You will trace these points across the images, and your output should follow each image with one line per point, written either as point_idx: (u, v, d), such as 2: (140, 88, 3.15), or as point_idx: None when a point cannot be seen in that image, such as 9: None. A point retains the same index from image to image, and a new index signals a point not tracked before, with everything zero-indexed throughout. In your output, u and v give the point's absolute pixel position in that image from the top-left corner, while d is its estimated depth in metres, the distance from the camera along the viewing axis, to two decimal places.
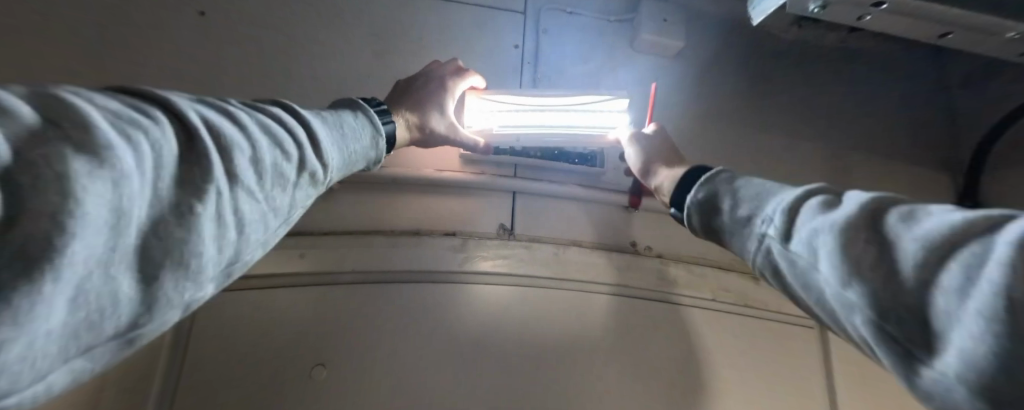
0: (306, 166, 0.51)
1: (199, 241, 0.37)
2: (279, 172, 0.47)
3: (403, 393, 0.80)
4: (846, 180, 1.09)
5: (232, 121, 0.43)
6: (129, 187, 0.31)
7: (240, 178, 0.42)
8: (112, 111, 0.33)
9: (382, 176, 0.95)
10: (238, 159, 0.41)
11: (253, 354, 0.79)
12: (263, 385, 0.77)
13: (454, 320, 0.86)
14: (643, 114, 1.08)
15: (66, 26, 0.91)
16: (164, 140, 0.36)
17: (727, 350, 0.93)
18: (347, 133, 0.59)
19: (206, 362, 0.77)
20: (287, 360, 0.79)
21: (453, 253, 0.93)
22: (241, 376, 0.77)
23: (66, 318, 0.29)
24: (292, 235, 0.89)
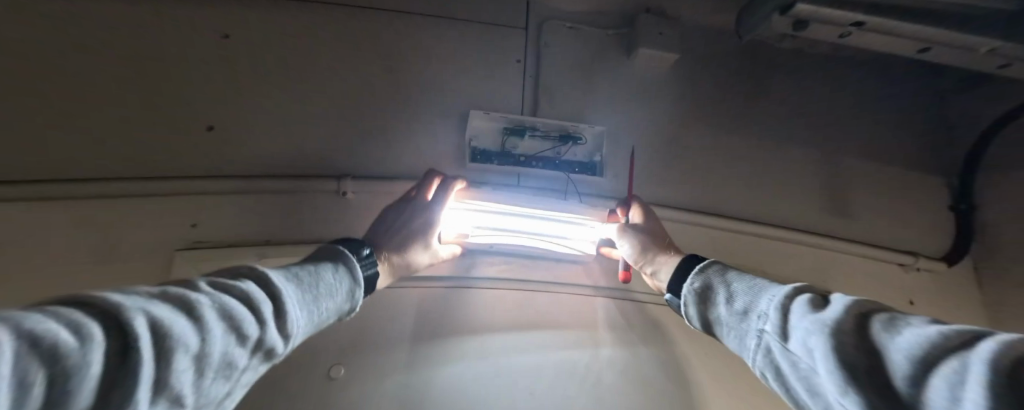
0: (290, 325, 0.51)
1: None
2: (229, 362, 0.42)
3: (415, 390, 0.85)
4: (839, 183, 1.14)
5: (192, 309, 0.41)
6: None
7: (226, 354, 0.42)
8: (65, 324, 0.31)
9: (394, 188, 1.01)
10: (184, 357, 0.37)
11: None
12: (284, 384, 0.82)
13: (460, 321, 0.92)
14: (638, 123, 1.15)
15: (113, 48, 1.01)
16: (113, 346, 0.33)
17: (716, 350, 0.98)
18: (328, 288, 0.58)
19: None
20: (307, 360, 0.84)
21: (459, 258, 0.97)
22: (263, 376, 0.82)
23: None
24: (312, 243, 0.97)
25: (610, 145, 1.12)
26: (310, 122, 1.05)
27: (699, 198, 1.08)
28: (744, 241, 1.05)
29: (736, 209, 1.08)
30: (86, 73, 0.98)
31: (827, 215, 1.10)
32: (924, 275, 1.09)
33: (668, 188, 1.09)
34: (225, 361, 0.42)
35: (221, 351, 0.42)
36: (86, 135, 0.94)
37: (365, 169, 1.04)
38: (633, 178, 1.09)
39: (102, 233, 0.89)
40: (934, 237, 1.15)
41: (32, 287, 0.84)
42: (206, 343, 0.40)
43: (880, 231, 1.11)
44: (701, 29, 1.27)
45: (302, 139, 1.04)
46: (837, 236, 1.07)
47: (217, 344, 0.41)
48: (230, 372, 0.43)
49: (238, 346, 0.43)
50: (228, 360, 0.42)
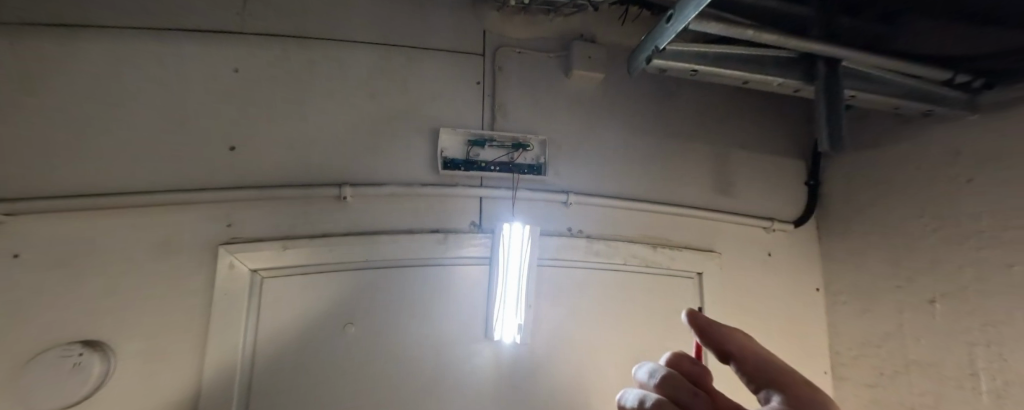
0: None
1: None
2: None
3: (406, 343, 1.24)
4: (722, 170, 1.51)
5: None
6: None
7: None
8: None
9: (383, 191, 1.33)
10: None
11: (304, 317, 1.21)
12: (314, 337, 1.19)
13: (437, 291, 1.29)
14: (574, 130, 1.48)
15: (143, 82, 1.26)
16: None
17: (624, 297, 1.37)
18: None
19: (272, 324, 1.19)
20: (328, 317, 1.22)
21: (437, 243, 1.32)
22: (297, 332, 1.19)
23: None
24: (324, 236, 1.28)
25: (553, 149, 1.44)
26: (318, 143, 1.35)
27: (613, 187, 1.43)
28: (645, 217, 1.43)
29: (641, 194, 1.44)
30: (124, 107, 1.23)
31: (713, 196, 1.46)
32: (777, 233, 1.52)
33: (594, 181, 1.43)
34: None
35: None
36: (132, 156, 1.21)
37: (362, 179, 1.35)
38: (568, 175, 1.43)
39: (165, 239, 1.19)
40: (787, 203, 1.57)
41: (113, 277, 1.14)
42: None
43: (748, 203, 1.52)
44: (622, 51, 1.60)
45: (313, 157, 1.34)
46: (722, 211, 1.43)
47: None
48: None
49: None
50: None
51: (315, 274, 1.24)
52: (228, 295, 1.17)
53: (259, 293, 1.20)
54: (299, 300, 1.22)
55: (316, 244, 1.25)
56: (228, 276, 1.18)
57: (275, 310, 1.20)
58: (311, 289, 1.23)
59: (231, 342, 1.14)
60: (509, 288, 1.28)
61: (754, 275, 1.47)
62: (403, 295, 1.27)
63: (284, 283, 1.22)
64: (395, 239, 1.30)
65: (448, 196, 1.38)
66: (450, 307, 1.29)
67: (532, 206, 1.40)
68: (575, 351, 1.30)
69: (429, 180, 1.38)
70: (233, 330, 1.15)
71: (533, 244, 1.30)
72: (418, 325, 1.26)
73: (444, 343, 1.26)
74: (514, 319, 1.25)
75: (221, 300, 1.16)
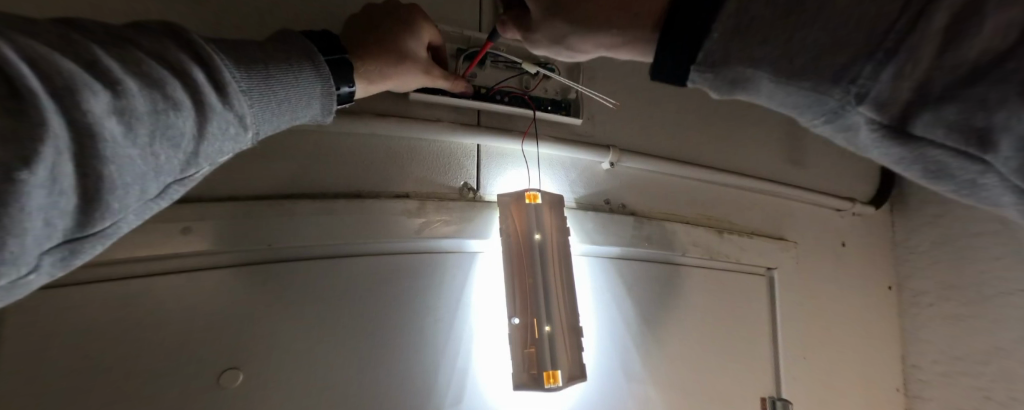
0: (166, 180, 0.35)
1: (121, 182, 0.30)
2: (191, 157, 0.36)
3: (341, 394, 0.71)
4: (769, 130, 1.21)
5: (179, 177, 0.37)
6: (111, 145, 0.29)
7: (36, 258, 0.28)
8: (131, 129, 0.30)
9: (305, 123, 0.75)
10: (158, 145, 0.32)
11: (149, 357, 0.63)
12: (169, 394, 0.63)
13: (395, 299, 0.78)
14: (606, 59, 1.03)
15: None
16: (174, 127, 0.33)
17: (681, 301, 0.98)
18: (296, 106, 0.49)
19: (76, 373, 0.59)
20: (200, 353, 0.65)
21: (405, 218, 0.79)
22: (131, 387, 0.61)
23: (66, 217, 0.29)
24: (196, 202, 0.68)
25: (585, 81, 0.99)
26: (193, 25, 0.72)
27: (650, 142, 1.04)
28: (694, 187, 1.06)
29: (685, 154, 1.07)
30: None
31: (759, 162, 1.17)
32: (824, 209, 1.25)
33: (632, 133, 1.02)
34: (151, 110, 0.31)
35: (36, 223, 0.27)
36: None
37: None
38: (598, 121, 0.99)
39: None
40: (835, 172, 1.32)
41: None
42: (37, 172, 0.25)
43: (799, 174, 1.23)
44: None
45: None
46: (776, 181, 1.14)
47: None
48: (133, 160, 0.31)
49: (143, 97, 0.31)
50: (19, 275, 0.28)
51: (185, 271, 0.67)
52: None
53: (49, 313, 0.59)
54: (138, 323, 0.63)
55: (179, 217, 0.66)
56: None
57: (87, 344, 0.60)
58: (168, 301, 0.65)
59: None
60: (518, 293, 0.80)
61: (808, 262, 1.18)
62: (342, 307, 0.74)
63: (114, 290, 0.63)
64: (329, 212, 0.75)
65: (421, 141, 0.85)
66: (421, 323, 0.78)
67: (552, 163, 0.94)
68: (628, 387, 0.88)
69: (396, 111, 0.84)
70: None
71: (553, 224, 0.84)
72: (368, 358, 0.74)
73: (413, 385, 0.76)
74: (519, 344, 0.78)
75: None
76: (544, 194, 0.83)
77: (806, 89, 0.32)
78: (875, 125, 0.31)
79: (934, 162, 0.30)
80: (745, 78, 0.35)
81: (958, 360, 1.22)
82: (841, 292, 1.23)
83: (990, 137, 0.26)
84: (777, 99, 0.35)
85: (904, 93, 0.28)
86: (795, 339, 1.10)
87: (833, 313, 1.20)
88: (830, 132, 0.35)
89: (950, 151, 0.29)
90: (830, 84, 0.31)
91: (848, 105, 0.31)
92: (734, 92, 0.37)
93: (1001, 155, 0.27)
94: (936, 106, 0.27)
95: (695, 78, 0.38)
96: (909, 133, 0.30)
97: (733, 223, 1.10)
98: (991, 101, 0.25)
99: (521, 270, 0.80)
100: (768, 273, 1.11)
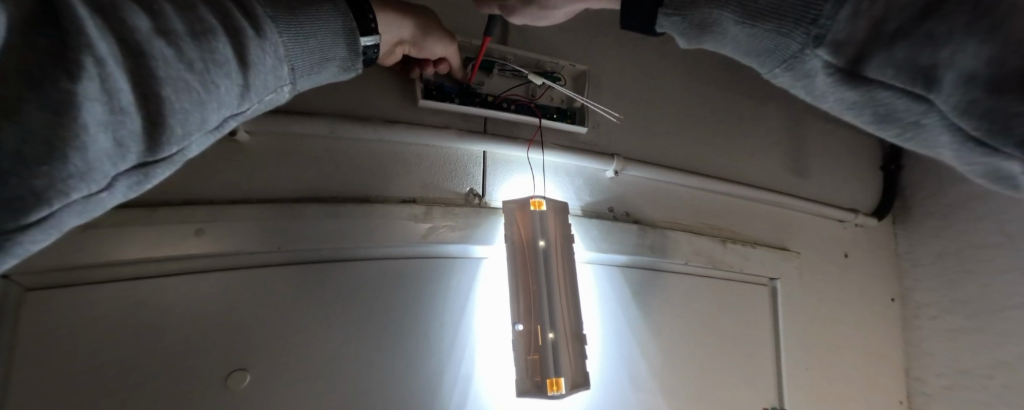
0: (225, 114, 0.36)
1: (180, 106, 0.31)
2: (246, 87, 0.36)
3: (345, 396, 0.71)
4: (773, 142, 1.22)
5: (238, 110, 0.37)
6: (159, 69, 0.30)
7: (111, 178, 0.30)
8: (177, 51, 0.30)
9: (316, 128, 0.76)
10: (213, 74, 0.33)
11: (157, 357, 0.63)
12: (175, 392, 0.63)
13: (400, 302, 0.79)
14: (613, 71, 1.05)
15: None
16: (219, 53, 0.33)
17: (683, 311, 0.98)
18: (329, 48, 0.48)
19: (82, 369, 0.60)
20: (206, 357, 0.65)
21: (412, 223, 0.80)
22: (136, 385, 0.62)
23: (136, 139, 0.30)
24: (209, 204, 0.69)
25: (590, 90, 1.00)
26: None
27: (655, 151, 1.05)
28: (697, 196, 1.07)
29: (689, 164, 1.08)
30: None
31: (763, 173, 1.17)
32: (827, 220, 1.26)
33: (638, 142, 1.03)
34: (190, 34, 0.31)
35: (99, 142, 0.27)
36: None
37: (292, 106, 0.77)
38: (605, 130, 1.00)
39: None
40: (838, 184, 1.33)
41: None
42: (81, 85, 0.26)
43: (802, 185, 1.24)
44: None
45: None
46: (779, 192, 1.15)
47: (64, 196, 0.27)
48: (188, 84, 0.31)
49: (178, 19, 0.31)
50: (95, 193, 0.29)
51: (195, 272, 0.68)
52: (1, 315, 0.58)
53: (60, 309, 0.61)
54: (149, 320, 0.64)
55: (192, 218, 0.67)
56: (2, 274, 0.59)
57: (96, 340, 0.61)
58: (177, 303, 0.66)
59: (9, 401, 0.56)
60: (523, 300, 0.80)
61: (810, 273, 1.19)
62: (350, 312, 0.75)
63: (127, 290, 0.64)
64: (337, 216, 0.76)
65: (428, 146, 0.86)
66: (427, 327, 0.79)
67: (557, 171, 0.95)
68: (629, 395, 0.88)
69: (405, 118, 0.85)
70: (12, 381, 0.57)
71: (557, 230, 0.84)
72: (373, 360, 0.74)
73: (415, 389, 0.76)
74: (522, 351, 0.78)
75: None
76: (549, 201, 0.84)
77: (770, 32, 0.34)
78: (832, 68, 0.32)
79: (883, 104, 0.31)
80: (715, 22, 0.38)
81: (961, 373, 1.21)
82: (844, 303, 1.22)
83: (934, 75, 0.27)
84: (741, 43, 0.37)
85: (861, 33, 0.29)
86: (797, 349, 1.10)
87: (836, 324, 1.20)
88: (792, 81, 0.36)
89: (899, 92, 0.30)
90: (793, 22, 0.33)
91: (807, 48, 0.33)
92: (703, 38, 0.40)
93: (942, 95, 0.27)
94: (887, 45, 0.28)
95: (664, 21, 0.41)
96: (860, 75, 0.31)
97: (736, 233, 1.10)
98: (939, 36, 0.26)
99: (525, 277, 0.81)
100: (770, 284, 1.11)
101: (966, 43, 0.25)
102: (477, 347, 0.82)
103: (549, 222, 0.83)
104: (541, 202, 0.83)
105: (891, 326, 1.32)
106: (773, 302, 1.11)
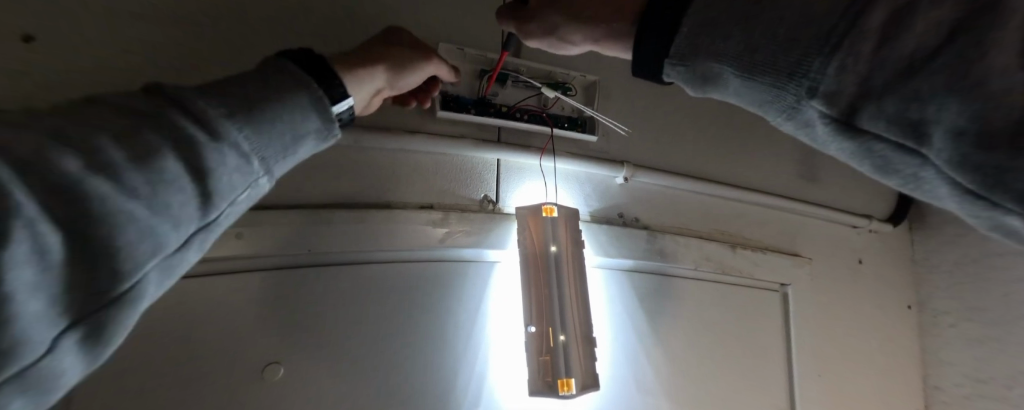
0: (243, 192, 0.36)
1: (192, 192, 0.32)
2: (254, 159, 0.37)
3: (368, 390, 0.77)
4: (786, 149, 1.23)
5: (257, 182, 0.38)
6: (165, 162, 0.31)
7: (142, 274, 0.30)
8: (179, 142, 0.32)
9: (342, 140, 0.82)
10: (217, 152, 0.34)
11: (200, 350, 0.69)
12: (215, 382, 0.69)
13: (418, 303, 0.83)
14: (624, 81, 1.07)
15: None
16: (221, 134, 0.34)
17: (692, 316, 1.00)
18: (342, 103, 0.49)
19: (131, 359, 0.66)
20: (244, 350, 0.72)
21: (429, 228, 0.84)
22: (179, 375, 0.68)
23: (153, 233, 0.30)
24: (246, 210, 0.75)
25: (600, 99, 1.03)
26: (243, 45, 0.79)
27: (666, 158, 1.07)
28: (708, 202, 1.09)
29: (700, 170, 1.10)
30: None
31: (775, 179, 1.18)
32: (841, 226, 1.26)
33: (649, 151, 1.06)
34: (190, 126, 0.33)
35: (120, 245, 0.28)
36: None
37: None
38: (615, 138, 1.03)
39: None
40: (853, 190, 1.32)
41: None
42: (93, 198, 0.27)
43: (815, 191, 1.24)
44: None
45: (231, 67, 0.78)
46: (791, 198, 1.16)
47: (133, 271, 0.29)
48: (200, 171, 0.32)
49: (179, 117, 0.33)
50: (128, 294, 0.29)
51: (235, 273, 0.74)
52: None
53: None
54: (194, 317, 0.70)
55: (232, 223, 0.73)
56: None
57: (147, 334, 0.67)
58: (218, 301, 0.72)
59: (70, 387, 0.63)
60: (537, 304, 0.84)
61: (823, 279, 1.19)
62: (371, 310, 0.80)
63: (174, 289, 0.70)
64: (361, 221, 0.81)
65: (446, 155, 0.91)
66: (445, 327, 0.84)
67: (569, 178, 0.98)
68: (636, 396, 0.90)
69: (423, 129, 0.90)
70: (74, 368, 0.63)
71: (568, 236, 0.88)
72: (392, 358, 0.79)
73: (433, 385, 0.81)
74: (535, 352, 0.82)
75: None
76: (560, 208, 0.87)
77: (767, 84, 0.36)
78: (827, 120, 0.33)
79: (880, 155, 0.32)
80: (717, 75, 0.40)
81: (981, 383, 1.19)
82: (858, 309, 1.22)
83: (924, 129, 0.28)
84: (744, 94, 0.39)
85: (851, 88, 0.31)
86: (809, 355, 1.11)
87: (851, 331, 1.19)
88: (795, 130, 0.37)
89: (891, 144, 0.31)
90: (788, 79, 0.34)
91: (802, 100, 0.34)
92: (706, 87, 0.42)
93: (934, 149, 0.28)
94: (878, 100, 0.30)
95: (669, 71, 0.44)
96: (856, 127, 0.32)
97: (747, 238, 1.12)
98: (923, 93, 0.27)
99: (537, 281, 0.84)
100: (781, 290, 1.12)
101: (950, 104, 0.26)
102: (492, 347, 0.86)
103: (561, 228, 0.87)
104: (553, 208, 0.86)
105: (908, 333, 1.30)
106: (784, 308, 1.11)
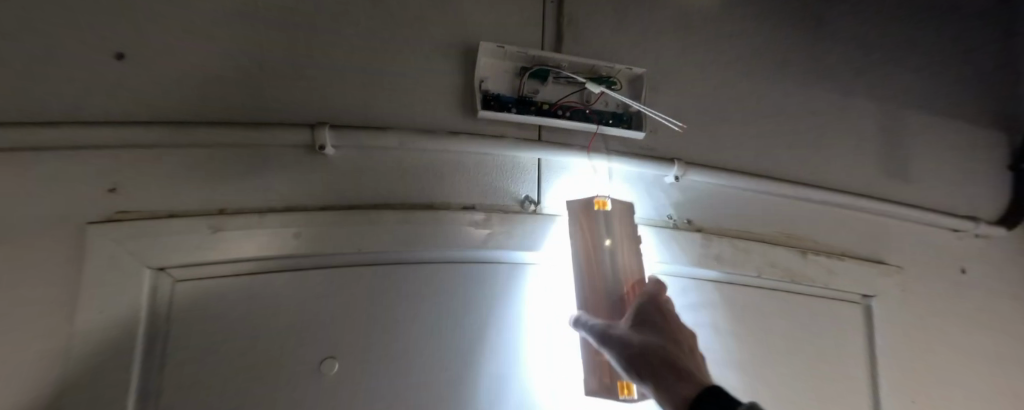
0: None
1: None
2: None
3: (417, 388, 0.78)
4: (864, 145, 1.10)
5: None
6: None
7: None
8: None
9: (386, 143, 0.83)
10: None
11: (266, 343, 0.74)
12: (277, 374, 0.73)
13: (463, 304, 0.83)
14: (677, 75, 1.01)
15: None
16: None
17: (759, 329, 0.91)
18: None
19: (207, 352, 0.71)
20: (306, 344, 0.75)
21: (471, 229, 0.85)
22: (247, 367, 0.72)
23: None
24: (302, 211, 0.80)
25: (650, 93, 0.98)
26: (302, 61, 0.85)
27: (723, 155, 0.99)
28: (773, 203, 0.99)
29: (763, 168, 1.01)
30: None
31: (850, 178, 1.07)
32: (937, 230, 1.10)
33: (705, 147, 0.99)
34: None
35: None
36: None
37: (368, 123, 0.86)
38: (666, 135, 0.97)
39: (30, 194, 0.70)
40: (949, 189, 1.16)
41: None
42: None
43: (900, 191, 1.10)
44: None
45: (289, 82, 0.84)
46: (873, 197, 1.03)
47: None
48: None
49: None
50: None
51: (295, 270, 0.78)
52: (157, 301, 0.71)
53: (193, 301, 0.73)
54: (261, 310, 0.75)
55: (292, 223, 0.78)
56: (160, 268, 0.72)
57: (218, 329, 0.72)
58: (280, 298, 0.76)
59: (158, 374, 0.69)
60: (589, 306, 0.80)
61: (915, 288, 1.04)
62: (417, 310, 0.81)
63: (243, 284, 0.75)
64: (405, 221, 0.82)
65: (489, 155, 0.90)
66: (491, 326, 0.84)
67: (615, 176, 0.93)
68: None
69: (465, 129, 0.90)
70: (161, 357, 0.69)
71: (624, 232, 0.84)
72: (437, 359, 0.80)
73: (478, 385, 0.80)
74: (591, 353, 0.79)
75: (122, 308, 0.69)
76: (614, 201, 0.85)
77: None
78: None
79: None
80: None
81: None
82: (960, 325, 1.06)
83: None
84: None
85: None
86: (901, 376, 0.97)
87: (952, 350, 1.04)
88: None
89: None
90: None
91: None
92: None
93: None
94: None
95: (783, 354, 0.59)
96: None
97: (822, 242, 1.00)
98: None
99: (591, 280, 0.80)
100: (864, 302, 1.00)
101: None
102: (538, 348, 0.84)
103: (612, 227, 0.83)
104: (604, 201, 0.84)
105: None
106: (868, 321, 0.99)
